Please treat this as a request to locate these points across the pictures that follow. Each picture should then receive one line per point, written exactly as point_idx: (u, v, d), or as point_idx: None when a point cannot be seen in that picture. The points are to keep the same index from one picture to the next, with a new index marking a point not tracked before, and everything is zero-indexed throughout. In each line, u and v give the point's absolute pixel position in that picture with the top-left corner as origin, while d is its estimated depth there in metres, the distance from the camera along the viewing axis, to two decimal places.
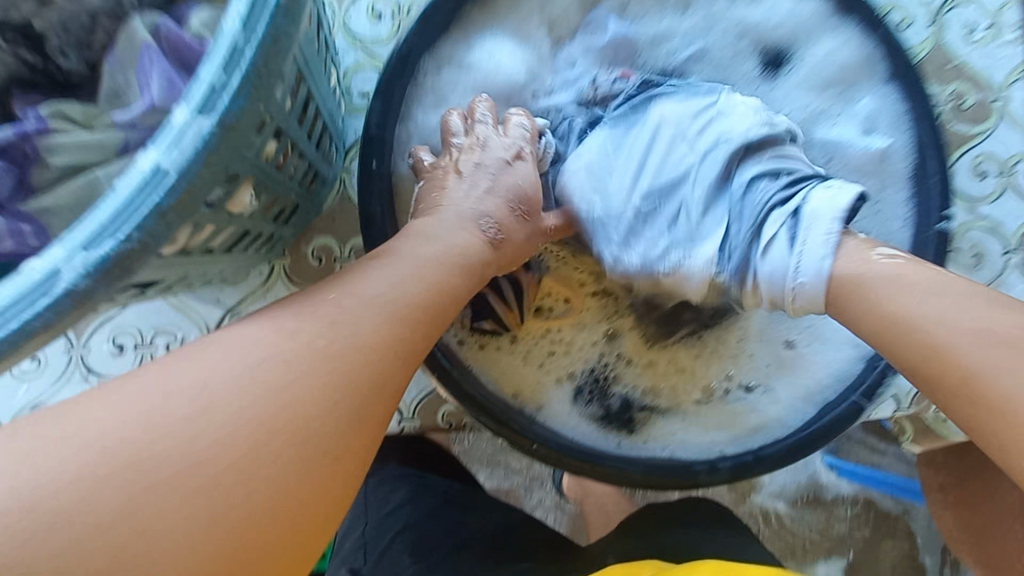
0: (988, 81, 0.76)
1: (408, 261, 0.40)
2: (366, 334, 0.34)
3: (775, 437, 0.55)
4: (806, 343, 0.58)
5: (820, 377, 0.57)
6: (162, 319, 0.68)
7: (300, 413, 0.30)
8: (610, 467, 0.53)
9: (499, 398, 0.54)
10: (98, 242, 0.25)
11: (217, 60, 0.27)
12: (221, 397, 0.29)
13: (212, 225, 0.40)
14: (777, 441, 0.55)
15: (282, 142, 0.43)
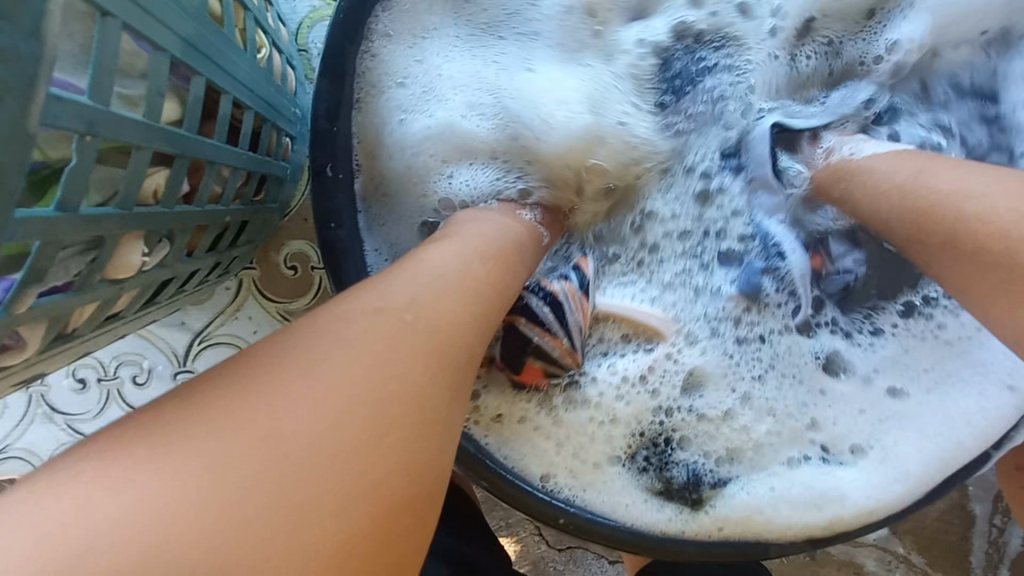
0: None
1: (437, 266, 0.33)
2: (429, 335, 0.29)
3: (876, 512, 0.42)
4: (912, 376, 0.46)
5: (941, 424, 0.44)
6: (123, 348, 0.59)
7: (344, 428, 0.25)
8: (654, 543, 0.42)
9: (520, 473, 0.43)
10: None
11: None
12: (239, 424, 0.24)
13: (86, 304, 0.28)
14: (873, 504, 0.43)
15: (180, 171, 0.30)
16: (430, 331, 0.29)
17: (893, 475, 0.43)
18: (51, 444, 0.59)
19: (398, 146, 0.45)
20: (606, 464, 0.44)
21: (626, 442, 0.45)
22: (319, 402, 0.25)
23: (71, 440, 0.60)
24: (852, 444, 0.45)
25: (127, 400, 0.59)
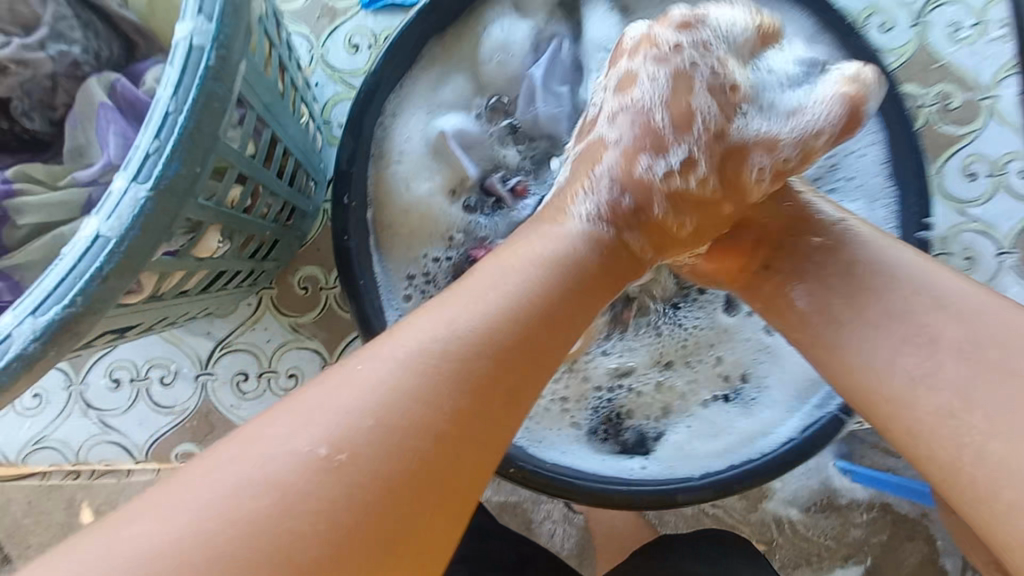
0: (974, 80, 0.74)
1: (465, 316, 0.35)
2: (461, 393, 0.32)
3: (766, 447, 0.54)
4: (787, 332, 0.59)
5: (807, 369, 0.57)
6: (155, 353, 0.70)
7: (395, 486, 0.29)
8: (602, 493, 0.53)
9: None
10: (43, 308, 0.26)
11: (152, 127, 0.27)
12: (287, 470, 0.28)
13: (178, 270, 0.41)
14: (770, 451, 0.54)
15: (247, 188, 0.45)
16: (466, 392, 0.32)
17: (779, 417, 0.56)
18: (83, 435, 0.69)
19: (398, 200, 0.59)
20: (562, 426, 0.57)
21: (586, 420, 0.58)
22: (368, 461, 0.29)
23: (101, 432, 0.69)
24: (750, 395, 0.58)
25: (154, 398, 0.70)
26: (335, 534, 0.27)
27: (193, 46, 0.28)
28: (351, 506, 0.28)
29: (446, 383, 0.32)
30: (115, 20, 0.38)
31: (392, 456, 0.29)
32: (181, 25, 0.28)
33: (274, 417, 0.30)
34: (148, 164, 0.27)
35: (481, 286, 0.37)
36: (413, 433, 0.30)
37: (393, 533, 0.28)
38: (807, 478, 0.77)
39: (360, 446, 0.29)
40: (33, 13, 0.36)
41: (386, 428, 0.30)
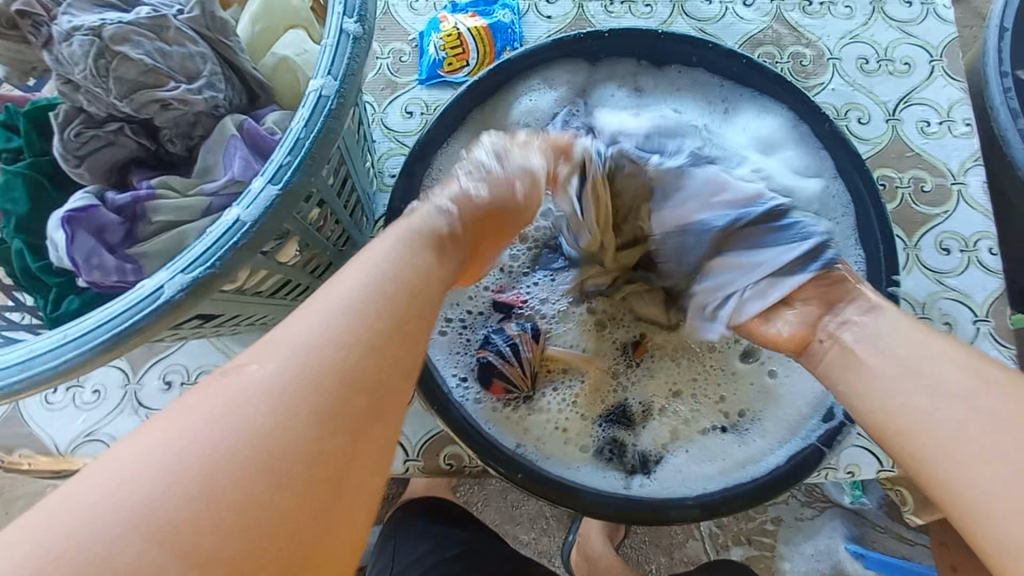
0: (945, 168, 0.85)
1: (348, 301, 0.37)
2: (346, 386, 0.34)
3: (755, 474, 0.60)
4: (784, 377, 0.65)
5: (797, 408, 0.63)
6: (207, 360, 0.78)
7: (267, 482, 0.29)
8: (603, 503, 0.58)
9: (503, 443, 0.61)
10: (192, 267, 0.35)
11: (285, 148, 0.38)
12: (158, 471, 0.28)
13: (264, 270, 0.50)
14: (757, 478, 0.59)
15: (324, 211, 0.55)
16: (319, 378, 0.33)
17: (769, 448, 0.61)
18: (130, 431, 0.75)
19: None
20: (568, 444, 0.62)
21: (590, 439, 0.63)
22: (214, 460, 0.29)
23: None
24: (744, 426, 0.63)
25: None
26: (204, 538, 0.27)
27: (322, 94, 0.39)
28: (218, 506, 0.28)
29: (319, 384, 0.33)
30: (247, 75, 0.49)
31: (294, 459, 0.30)
32: (315, 80, 0.39)
33: (192, 406, 0.31)
34: (282, 172, 0.37)
35: (326, 297, 0.37)
36: (276, 436, 0.31)
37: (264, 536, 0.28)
38: (817, 562, 1.05)
39: (228, 450, 0.30)
40: (195, 66, 0.46)
41: (283, 419, 0.31)
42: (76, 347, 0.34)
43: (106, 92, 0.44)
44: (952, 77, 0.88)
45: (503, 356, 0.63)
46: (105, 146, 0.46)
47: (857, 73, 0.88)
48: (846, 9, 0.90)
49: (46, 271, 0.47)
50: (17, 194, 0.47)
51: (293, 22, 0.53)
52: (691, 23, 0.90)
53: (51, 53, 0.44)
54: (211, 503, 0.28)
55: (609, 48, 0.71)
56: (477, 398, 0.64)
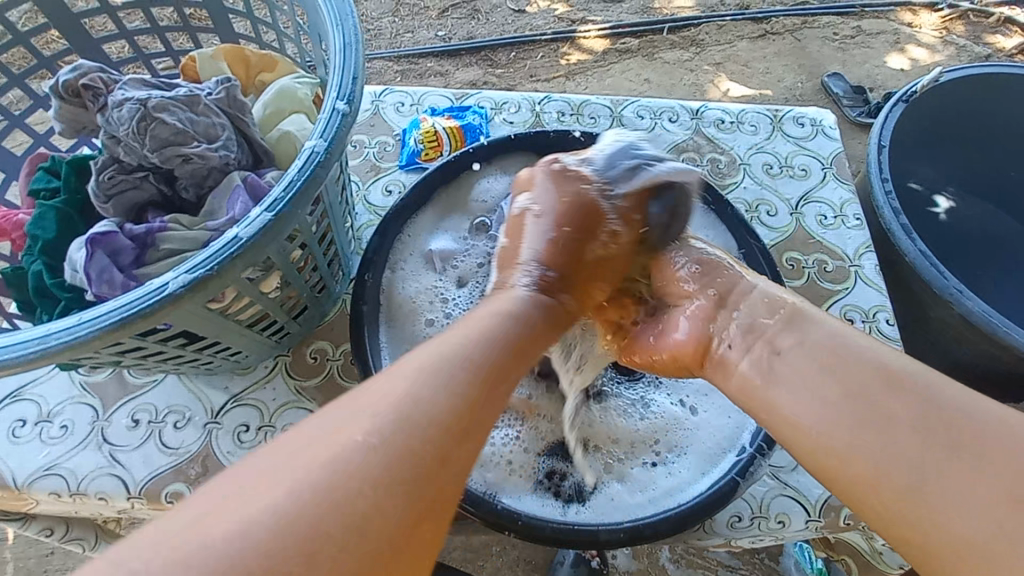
0: (843, 252, 1.00)
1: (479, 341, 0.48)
2: (444, 396, 0.42)
3: (681, 500, 0.64)
4: (706, 413, 0.71)
5: (718, 442, 0.69)
6: (176, 401, 0.82)
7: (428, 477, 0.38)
8: (538, 527, 0.61)
9: None
10: (195, 269, 0.44)
11: (281, 187, 0.49)
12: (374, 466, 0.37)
13: (247, 296, 0.59)
14: (680, 506, 0.63)
15: (305, 253, 0.66)
16: (439, 389, 0.42)
17: (693, 478, 0.66)
18: (90, 466, 0.78)
19: (398, 292, 0.78)
20: (509, 473, 0.67)
21: (530, 469, 0.67)
22: (396, 449, 0.38)
23: (106, 466, 0.78)
24: (670, 459, 0.68)
25: (163, 439, 0.80)
26: (369, 503, 0.35)
27: (314, 151, 0.50)
28: (383, 470, 0.37)
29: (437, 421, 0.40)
30: (255, 143, 0.62)
31: (399, 478, 0.37)
32: (311, 141, 0.51)
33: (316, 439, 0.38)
34: (276, 204, 0.48)
35: (399, 384, 0.41)
36: (402, 432, 0.39)
37: (376, 551, 0.34)
38: None
39: (400, 466, 0.37)
40: (216, 131, 0.58)
41: (419, 440, 0.39)
42: (90, 326, 0.42)
43: (141, 146, 0.56)
44: (841, 182, 1.07)
45: None
46: (130, 189, 0.57)
47: (764, 175, 1.07)
48: (751, 127, 1.12)
49: (58, 286, 0.55)
50: (47, 223, 0.56)
51: (296, 108, 0.67)
52: (628, 132, 1.09)
53: (103, 115, 0.56)
54: (410, 486, 0.37)
55: (554, 142, 0.87)
56: None
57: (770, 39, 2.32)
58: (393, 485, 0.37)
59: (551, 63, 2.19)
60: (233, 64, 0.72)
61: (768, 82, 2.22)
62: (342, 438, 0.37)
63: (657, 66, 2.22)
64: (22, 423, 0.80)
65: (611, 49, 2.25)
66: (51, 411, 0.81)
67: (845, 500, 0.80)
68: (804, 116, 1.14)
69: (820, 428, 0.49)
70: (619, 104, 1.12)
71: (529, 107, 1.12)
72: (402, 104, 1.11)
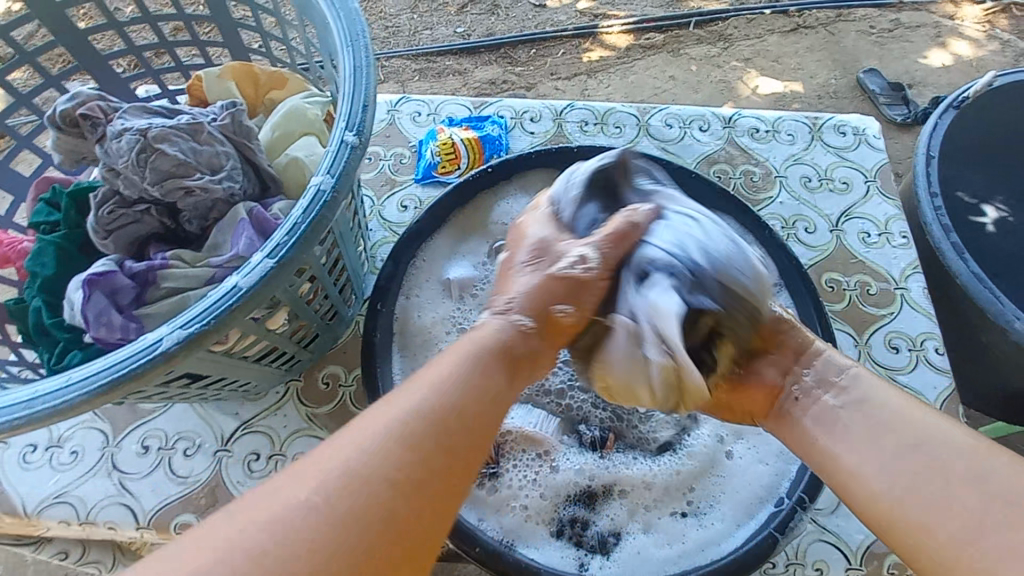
0: (888, 274, 0.93)
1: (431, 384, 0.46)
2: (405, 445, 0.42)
3: (712, 558, 0.59)
4: (744, 456, 0.66)
5: (755, 490, 0.63)
6: (187, 427, 0.80)
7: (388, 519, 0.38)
8: None
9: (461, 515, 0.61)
10: (191, 324, 0.41)
11: (284, 231, 0.45)
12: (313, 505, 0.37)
13: (253, 334, 0.56)
14: (713, 561, 0.59)
15: (314, 285, 0.62)
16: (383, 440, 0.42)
17: (727, 531, 0.61)
18: (100, 494, 0.76)
19: (415, 322, 0.74)
20: (529, 522, 0.62)
21: (551, 515, 0.63)
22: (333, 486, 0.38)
23: (116, 494, 0.76)
24: (702, 509, 0.63)
25: (172, 467, 0.78)
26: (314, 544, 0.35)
27: (319, 189, 0.46)
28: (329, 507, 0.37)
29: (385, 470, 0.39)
30: (261, 171, 0.59)
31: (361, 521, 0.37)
32: (316, 178, 0.47)
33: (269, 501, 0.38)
34: (279, 249, 0.44)
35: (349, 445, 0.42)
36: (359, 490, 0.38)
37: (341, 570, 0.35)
38: None
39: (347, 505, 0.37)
40: (220, 161, 0.55)
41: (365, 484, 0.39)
42: (79, 389, 0.39)
43: (140, 178, 0.52)
44: (886, 196, 1.00)
45: None
46: (131, 223, 0.54)
47: (801, 189, 1.00)
48: (788, 136, 1.05)
49: (57, 326, 0.53)
50: (46, 259, 0.54)
51: (306, 130, 0.63)
52: (655, 141, 1.04)
53: (102, 146, 0.53)
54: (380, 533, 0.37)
55: (579, 160, 0.83)
56: None
57: (802, 33, 2.21)
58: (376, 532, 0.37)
59: (572, 59, 2.12)
60: (242, 83, 0.69)
61: (799, 78, 2.12)
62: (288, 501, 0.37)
63: (682, 62, 2.14)
64: (34, 448, 0.79)
65: (634, 45, 2.17)
66: (62, 436, 0.80)
67: (889, 548, 0.75)
68: (846, 124, 1.07)
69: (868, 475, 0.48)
70: (646, 112, 1.06)
71: (550, 116, 1.06)
72: (418, 114, 1.07)
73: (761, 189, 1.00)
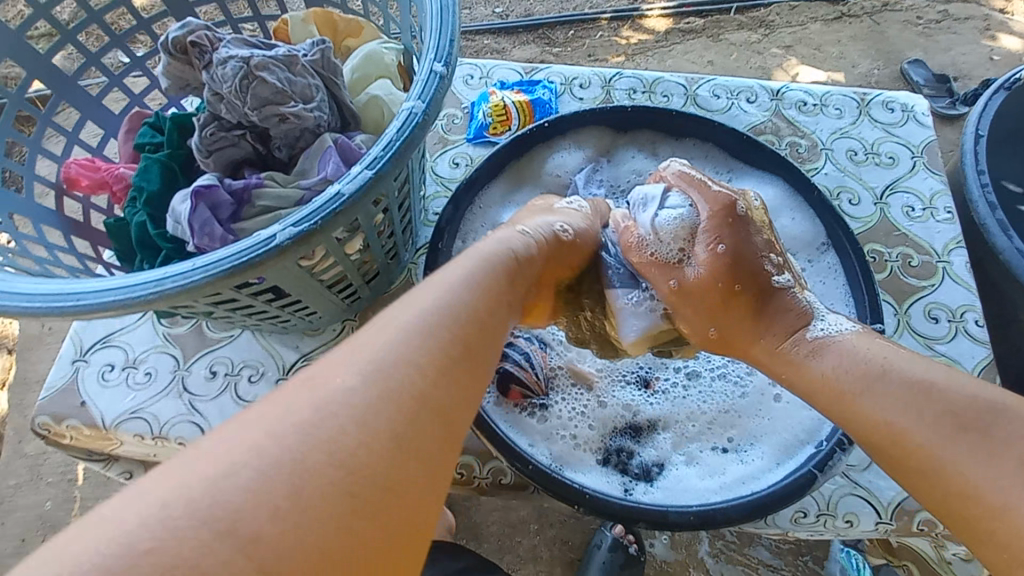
0: (930, 247, 0.94)
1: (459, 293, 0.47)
2: (448, 354, 0.42)
3: (755, 489, 0.62)
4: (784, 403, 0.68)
5: (795, 432, 0.66)
6: (251, 356, 0.86)
7: (427, 429, 0.37)
8: (609, 500, 0.60)
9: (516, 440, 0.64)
10: (301, 223, 0.45)
11: (380, 146, 0.49)
12: (348, 401, 0.36)
13: (334, 255, 0.60)
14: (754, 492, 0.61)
15: (386, 217, 0.66)
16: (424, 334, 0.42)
17: (767, 467, 0.64)
18: (172, 412, 0.82)
19: None
20: (578, 449, 0.66)
21: (599, 445, 0.66)
22: (370, 372, 0.38)
23: (186, 413, 0.82)
24: (742, 447, 0.66)
25: (238, 392, 0.83)
26: (362, 438, 0.34)
27: (412, 112, 0.50)
28: (369, 398, 0.36)
29: (427, 372, 0.39)
30: (344, 108, 0.63)
31: (407, 416, 0.36)
32: (409, 102, 0.51)
33: (301, 398, 0.36)
34: (377, 162, 0.48)
35: (385, 345, 0.40)
36: (402, 393, 0.37)
37: (392, 459, 0.35)
38: None
39: (387, 399, 0.36)
40: (311, 92, 0.59)
41: (405, 382, 0.38)
42: (205, 272, 0.43)
43: (242, 103, 0.57)
44: (932, 172, 1.00)
45: (519, 364, 0.68)
46: (229, 146, 0.59)
47: (847, 161, 1.01)
48: (836, 111, 1.06)
49: (160, 236, 0.58)
50: (152, 175, 0.59)
51: (382, 73, 0.68)
52: (703, 110, 1.06)
53: (208, 72, 0.57)
54: (423, 437, 0.36)
55: (631, 119, 0.85)
56: (490, 397, 0.68)
57: (846, 22, 2.19)
58: (412, 429, 0.36)
59: (610, 42, 2.14)
60: (321, 28, 0.73)
61: (841, 67, 2.10)
62: (327, 402, 0.35)
63: (722, 48, 2.13)
64: (111, 368, 0.85)
65: (674, 30, 2.16)
66: (137, 358, 0.85)
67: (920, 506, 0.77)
68: (895, 101, 1.07)
69: (887, 432, 0.50)
70: (695, 82, 1.08)
71: (599, 83, 1.09)
72: (471, 77, 1.10)
73: (807, 160, 1.01)
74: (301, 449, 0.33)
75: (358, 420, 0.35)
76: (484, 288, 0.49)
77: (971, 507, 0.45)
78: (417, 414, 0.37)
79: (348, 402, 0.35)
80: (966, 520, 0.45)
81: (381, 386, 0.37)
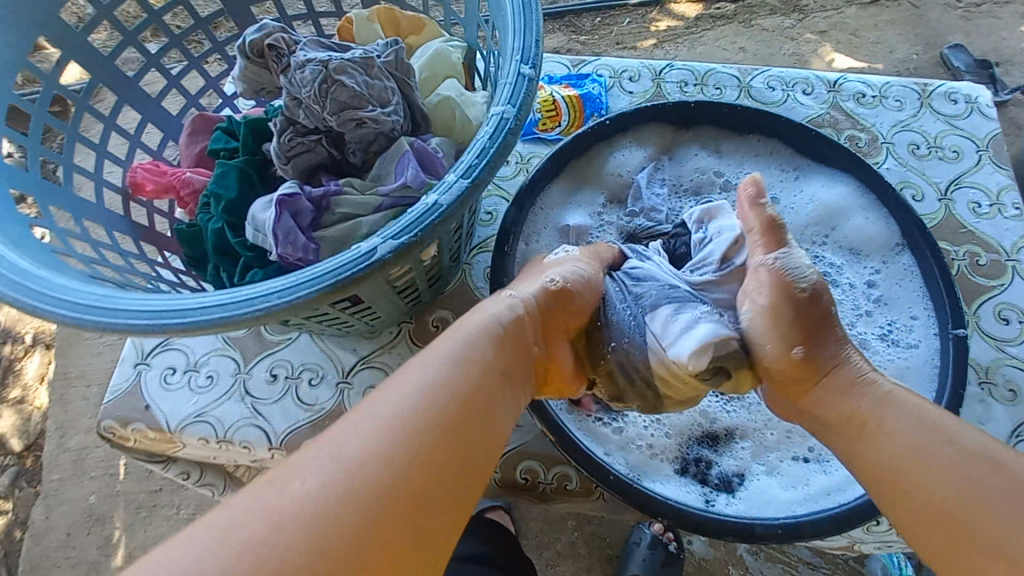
0: (998, 245, 0.91)
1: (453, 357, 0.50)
2: (439, 425, 0.45)
3: (842, 500, 0.61)
4: None
5: None
6: (311, 359, 0.86)
7: (408, 501, 0.41)
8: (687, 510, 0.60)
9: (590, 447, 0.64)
10: (400, 235, 0.44)
11: (474, 153, 0.47)
12: (334, 473, 0.40)
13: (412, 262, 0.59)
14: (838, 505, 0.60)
15: None
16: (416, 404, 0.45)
17: (852, 477, 0.63)
18: (236, 415, 0.82)
19: None
20: (655, 458, 0.65)
21: (676, 453, 0.66)
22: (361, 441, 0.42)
23: (249, 416, 0.82)
24: (825, 457, 0.65)
25: (299, 395, 0.84)
26: (349, 508, 0.39)
27: (504, 117, 0.49)
28: (355, 472, 0.41)
29: (414, 443, 0.43)
30: (417, 109, 0.62)
31: (388, 490, 0.40)
32: (499, 107, 0.49)
33: (302, 466, 0.41)
34: (472, 170, 0.47)
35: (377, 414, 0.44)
36: (385, 465, 0.41)
37: (369, 529, 0.39)
38: None
39: (371, 472, 0.41)
40: (387, 95, 0.58)
41: (391, 452, 0.42)
42: (308, 287, 0.43)
43: (321, 108, 0.56)
44: (998, 166, 0.97)
45: None
46: (306, 151, 0.58)
47: (909, 156, 0.98)
48: (896, 102, 1.02)
49: (241, 245, 0.57)
50: (229, 183, 0.58)
51: (450, 73, 0.66)
52: (758, 104, 1.03)
53: (286, 77, 0.56)
54: (403, 508, 0.41)
55: (694, 116, 0.83)
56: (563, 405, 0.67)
57: (884, 5, 2.11)
58: (396, 501, 0.40)
59: (638, 29, 2.09)
60: (385, 26, 0.71)
61: (878, 52, 2.04)
62: (317, 474, 0.40)
63: (755, 34, 2.07)
64: (173, 370, 0.85)
65: (705, 15, 2.10)
66: (198, 361, 0.86)
67: None
68: (958, 92, 1.03)
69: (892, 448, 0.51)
70: (749, 74, 1.05)
71: (649, 76, 1.06)
72: None
73: (867, 155, 0.98)
74: (291, 518, 0.38)
75: (345, 492, 0.40)
76: (475, 352, 0.51)
77: (965, 524, 0.45)
78: (401, 485, 0.41)
79: (334, 474, 0.40)
80: (959, 539, 0.45)
81: (368, 458, 0.41)
